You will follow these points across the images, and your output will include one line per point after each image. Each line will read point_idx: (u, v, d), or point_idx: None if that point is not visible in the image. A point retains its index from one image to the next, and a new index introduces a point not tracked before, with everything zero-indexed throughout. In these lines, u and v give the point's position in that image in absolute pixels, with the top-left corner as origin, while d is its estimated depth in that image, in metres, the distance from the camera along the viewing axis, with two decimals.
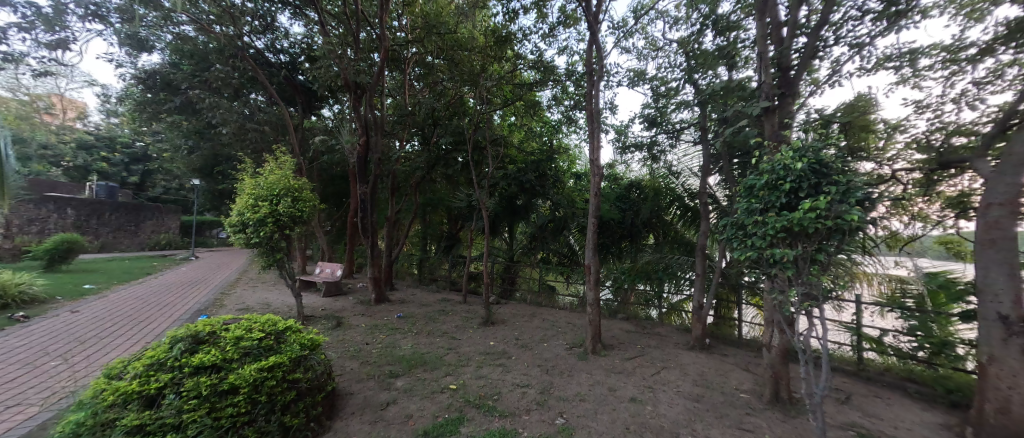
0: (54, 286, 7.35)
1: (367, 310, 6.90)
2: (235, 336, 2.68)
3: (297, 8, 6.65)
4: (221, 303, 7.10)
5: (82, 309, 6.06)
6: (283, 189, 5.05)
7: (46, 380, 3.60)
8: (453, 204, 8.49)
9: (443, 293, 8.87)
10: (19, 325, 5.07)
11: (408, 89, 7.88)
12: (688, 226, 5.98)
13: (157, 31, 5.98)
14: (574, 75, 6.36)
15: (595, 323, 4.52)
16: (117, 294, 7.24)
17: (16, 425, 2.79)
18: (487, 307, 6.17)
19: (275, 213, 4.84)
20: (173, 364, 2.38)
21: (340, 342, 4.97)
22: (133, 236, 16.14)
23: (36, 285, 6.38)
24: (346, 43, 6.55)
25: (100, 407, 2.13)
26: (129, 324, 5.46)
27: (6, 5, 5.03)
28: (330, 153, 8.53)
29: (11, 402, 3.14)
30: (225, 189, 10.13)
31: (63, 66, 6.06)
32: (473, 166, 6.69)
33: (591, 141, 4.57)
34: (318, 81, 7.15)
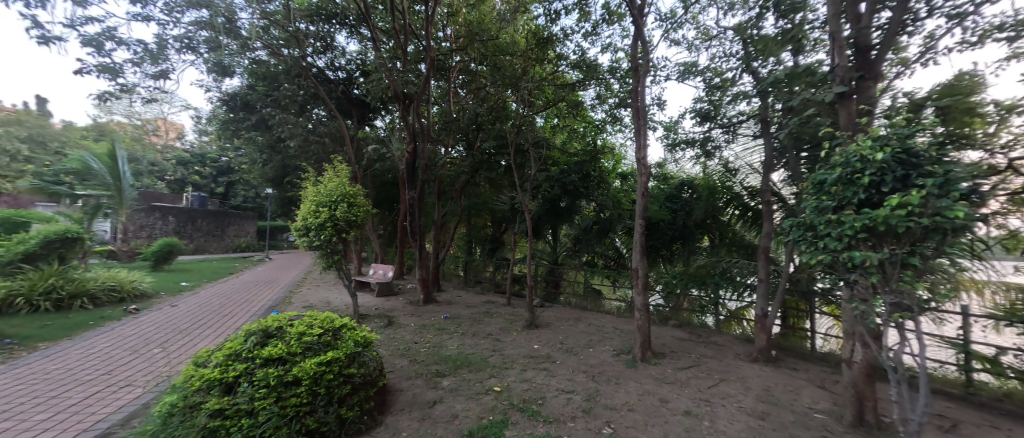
0: (159, 283, 8.55)
1: (416, 310, 7.19)
2: (298, 331, 2.91)
3: (352, 27, 7.16)
4: (289, 300, 7.81)
5: (179, 303, 6.99)
6: (339, 196, 5.42)
7: (150, 364, 4.20)
8: (496, 207, 8.60)
9: (488, 295, 9.01)
10: (133, 316, 5.98)
11: (453, 97, 8.13)
12: (747, 227, 5.51)
13: (237, 57, 6.74)
14: (619, 72, 6.16)
15: (644, 329, 4.30)
16: (207, 291, 8.27)
17: (127, 403, 3.29)
18: (532, 310, 6.14)
19: (333, 218, 5.21)
20: (247, 355, 2.64)
21: (391, 340, 5.22)
22: (219, 240, 18.34)
23: (145, 282, 7.46)
24: (395, 56, 6.91)
25: (189, 391, 2.43)
26: (215, 318, 6.19)
27: (123, 45, 5.95)
28: (382, 160, 9.05)
29: (123, 383, 3.70)
30: (293, 196, 11.16)
31: (165, 94, 7.05)
32: (516, 169, 6.72)
33: (637, 139, 4.38)
34: (371, 94, 7.63)
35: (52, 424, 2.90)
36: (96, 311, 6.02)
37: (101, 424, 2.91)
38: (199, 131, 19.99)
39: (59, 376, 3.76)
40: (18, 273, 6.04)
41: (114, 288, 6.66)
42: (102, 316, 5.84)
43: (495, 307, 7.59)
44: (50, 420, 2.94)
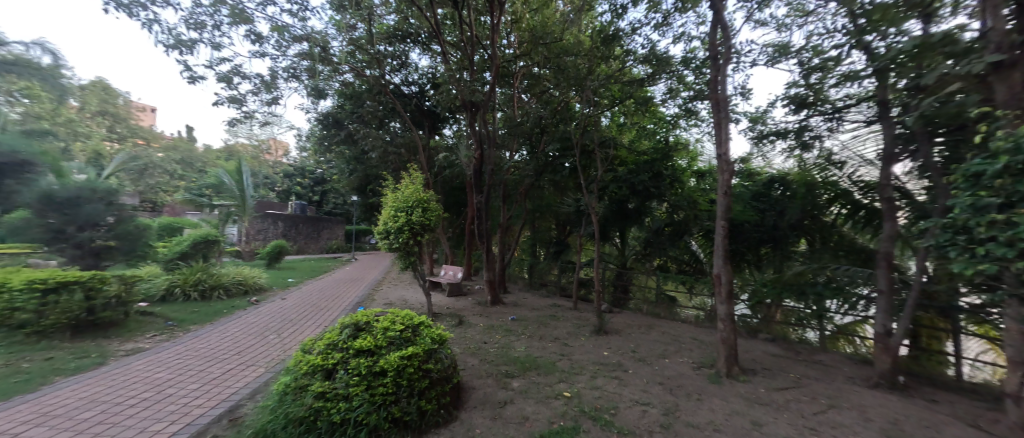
0: (272, 279, 10.02)
1: (484, 310, 7.42)
2: (383, 326, 3.18)
3: (424, 44, 7.68)
4: (372, 297, 8.62)
5: (287, 297, 8.14)
6: (415, 201, 5.81)
7: (267, 348, 4.96)
8: (561, 210, 8.52)
9: (553, 299, 8.96)
10: (254, 306, 7.10)
11: (516, 102, 8.26)
12: (859, 229, 4.70)
13: (330, 81, 7.63)
14: (694, 63, 5.71)
15: (729, 342, 3.90)
16: (307, 287, 9.51)
17: (252, 380, 3.94)
18: (599, 315, 5.95)
19: (410, 222, 5.62)
20: (343, 346, 2.96)
21: (463, 339, 5.44)
22: (316, 242, 20.95)
23: (262, 277, 8.79)
24: (463, 67, 7.22)
25: (298, 373, 2.80)
26: (315, 311, 7.08)
27: (246, 79, 7.11)
28: (451, 167, 9.53)
29: (249, 362, 4.43)
30: (374, 202, 12.29)
31: (275, 117, 8.26)
32: (581, 170, 6.56)
33: (718, 132, 4.00)
34: (442, 104, 8.09)
35: (201, 393, 3.58)
36: (227, 301, 7.25)
37: (234, 397, 3.51)
38: (300, 148, 23.09)
39: (205, 354, 4.62)
40: (176, 268, 7.53)
41: (239, 282, 7.95)
42: (232, 305, 7.02)
43: (561, 311, 7.51)
44: (199, 390, 3.63)
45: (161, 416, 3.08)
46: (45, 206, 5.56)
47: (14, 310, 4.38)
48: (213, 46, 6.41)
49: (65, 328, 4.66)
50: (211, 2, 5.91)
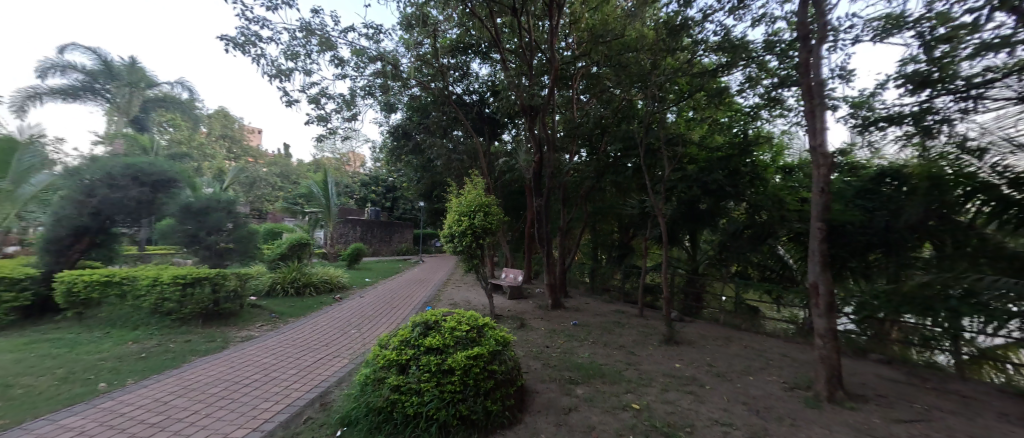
0: (352, 278, 11.06)
1: (545, 314, 7.39)
2: (451, 326, 3.32)
3: (485, 53, 8.02)
4: (439, 298, 9.08)
5: (365, 295, 8.93)
6: (477, 206, 6.00)
7: (350, 341, 5.48)
8: (624, 212, 8.19)
9: (617, 305, 8.61)
10: (337, 303, 7.90)
11: (576, 104, 8.15)
12: (1009, 231, 3.81)
13: (400, 96, 8.23)
14: (778, 46, 5.12)
15: (830, 361, 3.39)
16: (381, 286, 10.32)
17: (338, 369, 4.39)
18: (669, 324, 5.58)
19: (473, 225, 5.81)
20: (415, 343, 3.15)
21: (525, 342, 5.47)
22: (388, 245, 22.71)
23: (344, 277, 9.74)
24: (522, 73, 7.31)
25: (376, 366, 3.04)
26: (388, 309, 7.66)
27: (331, 99, 7.97)
28: (512, 172, 9.69)
29: (335, 353, 4.94)
30: (440, 207, 12.96)
31: (354, 132, 9.14)
32: (646, 170, 6.24)
33: (811, 122, 3.53)
34: (501, 111, 8.28)
35: (298, 378, 4.09)
36: (317, 297, 8.16)
37: (322, 385, 3.92)
38: (374, 159, 25.30)
39: (300, 344, 5.25)
40: (277, 267, 8.67)
41: (326, 280, 8.90)
42: (320, 301, 7.89)
43: (626, 318, 7.19)
44: (295, 376, 4.12)
45: (267, 397, 3.56)
46: (185, 215, 6.78)
47: (164, 299, 5.39)
48: (305, 73, 7.31)
49: (198, 316, 5.62)
50: (304, 34, 6.75)
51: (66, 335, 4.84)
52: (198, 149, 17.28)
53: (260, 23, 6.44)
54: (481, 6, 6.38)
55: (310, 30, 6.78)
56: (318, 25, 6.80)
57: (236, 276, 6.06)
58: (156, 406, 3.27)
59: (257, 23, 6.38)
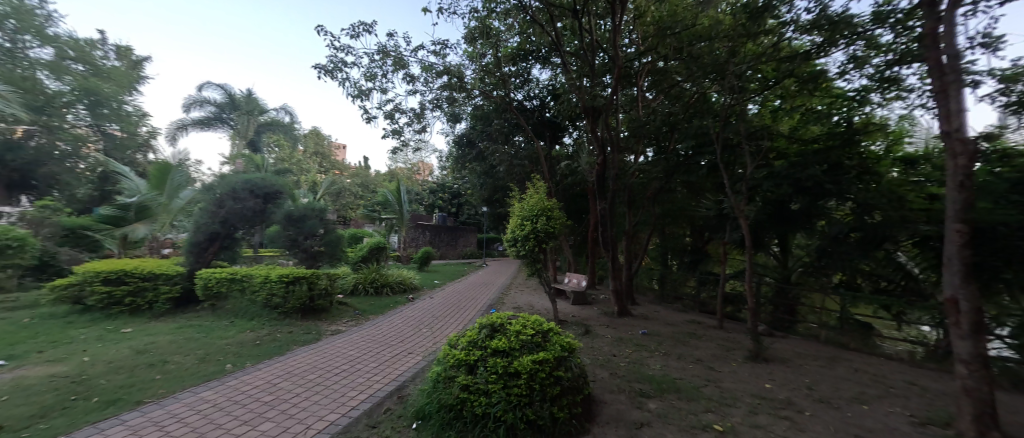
0: (423, 280, 11.80)
1: (611, 321, 7.10)
2: (516, 330, 3.34)
3: (545, 59, 8.04)
4: (502, 301, 9.26)
5: (434, 297, 9.45)
6: (539, 210, 5.98)
7: (422, 339, 5.83)
8: (698, 214, 7.57)
9: (692, 315, 7.96)
10: (410, 303, 8.48)
11: (641, 102, 7.78)
12: None
13: (464, 107, 8.61)
14: (892, 17, 4.34)
15: (978, 395, 2.74)
16: (449, 288, 10.85)
17: (412, 365, 4.70)
18: (755, 338, 5.00)
19: (535, 230, 5.80)
20: (482, 344, 3.23)
21: (590, 349, 5.31)
22: (454, 248, 23.81)
23: (415, 278, 10.44)
24: (584, 74, 7.19)
25: (446, 365, 3.19)
26: (455, 310, 8.01)
27: (404, 113, 8.63)
28: (574, 175, 9.52)
29: (409, 350, 5.30)
30: (502, 212, 13.25)
31: (424, 143, 9.77)
32: (723, 168, 5.70)
33: (943, 104, 2.91)
34: (563, 114, 8.22)
35: (378, 371, 4.45)
36: (393, 297, 8.85)
37: (399, 379, 4.23)
38: (441, 167, 26.78)
39: (379, 339, 5.73)
40: (359, 269, 9.59)
41: (400, 281, 9.62)
42: (395, 301, 8.53)
43: (702, 329, 6.61)
44: (376, 369, 4.50)
45: (352, 387, 3.94)
46: (288, 223, 7.73)
47: (272, 295, 6.28)
48: (381, 91, 8.03)
49: (297, 310, 6.43)
50: (381, 56, 7.44)
51: (203, 322, 5.87)
52: (296, 164, 19.93)
53: (346, 50, 7.23)
54: (542, 11, 6.43)
55: (386, 52, 7.44)
56: (393, 47, 7.45)
57: (326, 276, 6.82)
58: (266, 388, 3.81)
59: (343, 51, 7.19)
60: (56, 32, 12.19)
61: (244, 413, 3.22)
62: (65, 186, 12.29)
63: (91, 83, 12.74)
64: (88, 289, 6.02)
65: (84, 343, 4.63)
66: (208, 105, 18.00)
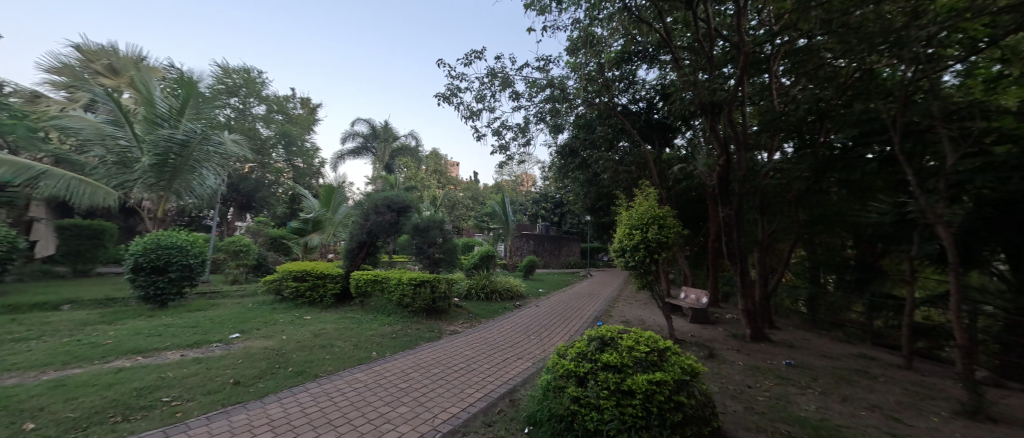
0: (529, 288, 12.15)
1: (742, 346, 6.14)
2: (628, 345, 3.14)
3: (653, 57, 7.55)
4: (609, 314, 8.88)
5: (540, 305, 9.63)
6: (650, 218, 5.37)
7: (530, 346, 5.99)
8: (864, 220, 6.04)
9: (858, 347, 6.33)
10: (517, 310, 8.81)
11: (776, 90, 6.65)
12: None
13: (567, 118, 8.67)
14: None
15: None
16: (554, 298, 10.92)
17: (523, 370, 4.85)
18: (969, 387, 3.69)
19: (645, 239, 5.23)
20: (592, 357, 3.14)
21: (717, 376, 4.68)
22: (557, 257, 23.95)
23: (522, 286, 10.82)
24: (700, 68, 6.53)
25: (555, 374, 3.19)
26: (561, 319, 7.99)
27: (510, 129, 9.13)
28: (689, 179, 8.63)
29: (519, 355, 5.50)
30: (607, 220, 12.81)
31: (528, 156, 10.11)
32: (902, 160, 4.46)
33: None
34: (674, 114, 7.58)
35: (493, 373, 4.73)
36: (501, 303, 9.33)
37: (511, 382, 4.41)
38: (544, 177, 27.37)
39: (491, 342, 6.11)
40: (472, 275, 10.41)
41: (508, 288, 10.12)
42: (504, 306, 8.98)
43: (877, 368, 5.18)
44: (489, 371, 4.79)
45: (469, 385, 4.27)
46: (415, 235, 8.94)
47: (404, 295, 7.27)
48: (490, 110, 8.69)
49: (423, 310, 7.31)
50: (490, 78, 8.07)
51: (355, 315, 7.16)
52: (419, 182, 22.85)
53: (460, 78, 8.05)
54: (650, 9, 6.10)
55: (494, 74, 8.05)
56: (500, 68, 8.01)
57: (445, 280, 7.58)
58: (401, 376, 4.42)
59: (458, 78, 8.04)
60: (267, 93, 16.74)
61: (386, 395, 3.81)
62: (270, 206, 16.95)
63: (286, 128, 16.98)
64: (285, 283, 7.96)
65: (282, 325, 6.12)
66: (358, 137, 22.12)
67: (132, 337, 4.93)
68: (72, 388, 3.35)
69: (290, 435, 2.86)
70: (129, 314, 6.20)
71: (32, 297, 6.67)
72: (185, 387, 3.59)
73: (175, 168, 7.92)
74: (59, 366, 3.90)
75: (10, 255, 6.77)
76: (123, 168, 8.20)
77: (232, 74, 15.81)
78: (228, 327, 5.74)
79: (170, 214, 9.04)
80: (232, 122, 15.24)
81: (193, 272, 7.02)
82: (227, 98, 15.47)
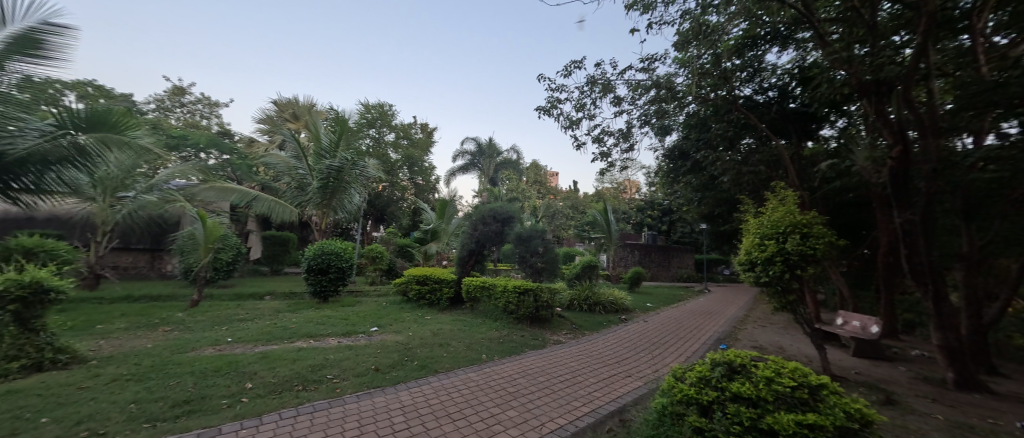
0: (635, 301, 11.40)
1: (940, 394, 4.64)
2: (766, 375, 2.49)
3: (787, 36, 6.43)
4: (734, 336, 7.73)
5: (649, 321, 8.94)
6: (789, 225, 3.95)
7: (641, 364, 5.59)
8: None
9: None
10: (623, 324, 8.35)
11: (984, 53, 4.97)
12: None
13: (676, 118, 8.00)
14: None
15: None
16: (664, 313, 10.04)
17: (635, 389, 4.55)
18: None
19: (783, 251, 3.85)
20: (717, 384, 2.60)
21: (900, 429, 3.62)
22: (667, 270, 22.03)
23: (627, 299, 10.23)
24: (857, 40, 5.29)
25: (672, 399, 2.75)
26: (675, 338, 7.26)
27: (611, 135, 8.86)
28: (843, 177, 7.02)
29: (630, 372, 5.18)
30: (727, 229, 11.29)
31: (631, 161, 9.63)
32: None
33: None
34: (818, 100, 6.30)
35: (601, 387, 4.55)
36: (605, 316, 8.98)
37: (620, 400, 4.15)
38: (649, 183, 25.67)
39: (597, 356, 5.90)
40: (574, 285, 10.26)
41: (612, 301, 9.69)
42: (608, 320, 8.64)
43: None
44: (595, 385, 4.61)
45: (576, 397, 4.18)
46: (519, 244, 9.17)
47: (509, 302, 7.59)
48: (590, 118, 8.56)
49: (528, 318, 7.52)
50: (589, 86, 7.99)
51: (467, 318, 7.77)
52: (521, 193, 23.77)
53: (560, 89, 8.19)
54: None
55: (594, 81, 7.93)
56: (601, 75, 7.86)
57: (548, 290, 7.62)
58: (508, 380, 4.59)
59: (558, 90, 8.18)
60: (395, 122, 19.70)
61: (495, 397, 4.00)
62: (397, 219, 19.78)
63: (409, 152, 19.70)
64: (410, 286, 9.13)
65: (408, 322, 7.02)
66: (467, 155, 24.14)
67: (306, 324, 6.27)
68: (272, 360, 4.42)
69: (416, 423, 3.22)
70: (304, 305, 7.90)
71: (247, 289, 9.06)
72: (341, 368, 4.38)
73: (333, 189, 9.90)
74: (264, 342, 5.19)
75: (236, 258, 9.36)
76: (301, 191, 10.60)
77: (371, 109, 19.06)
78: (370, 321, 6.84)
79: (329, 226, 11.29)
80: (370, 149, 18.38)
81: (345, 274, 8.57)
82: (367, 130, 18.73)
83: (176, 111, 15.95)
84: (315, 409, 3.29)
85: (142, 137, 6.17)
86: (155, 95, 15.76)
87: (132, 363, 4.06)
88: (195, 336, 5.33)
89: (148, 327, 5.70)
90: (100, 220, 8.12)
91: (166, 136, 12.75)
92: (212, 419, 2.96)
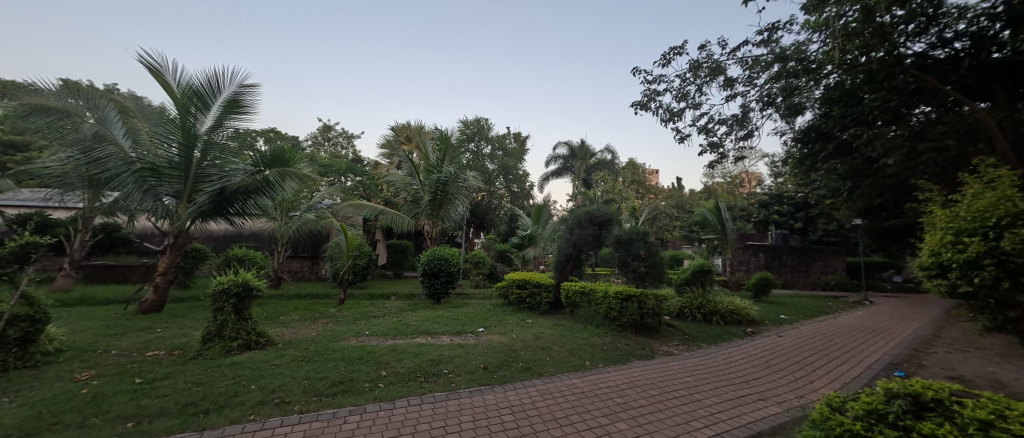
0: (763, 312, 9.77)
1: None
2: (980, 416, 1.72)
3: None
4: (913, 361, 6.00)
5: (784, 336, 7.54)
6: (1005, 211, 2.74)
7: (776, 387, 4.72)
8: None
9: None
10: (749, 339, 7.22)
11: None
12: None
13: (811, 93, 6.71)
14: None
15: None
16: (805, 328, 8.34)
17: (773, 416, 3.83)
18: None
19: (997, 250, 2.67)
20: (899, 421, 1.90)
21: None
22: (804, 276, 18.43)
23: (753, 309, 8.84)
24: None
25: (826, 432, 2.11)
26: (824, 359, 5.94)
27: (722, 123, 7.85)
28: None
29: (763, 396, 4.40)
30: (893, 224, 8.93)
31: (749, 151, 8.38)
32: None
33: None
34: None
35: (726, 409, 3.97)
36: (725, 327, 7.92)
37: (752, 426, 3.55)
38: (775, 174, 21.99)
39: (717, 373, 5.19)
40: (684, 292, 9.34)
41: (732, 310, 8.49)
42: (729, 332, 7.59)
43: None
44: (719, 406, 4.04)
45: (695, 417, 3.72)
46: (619, 247, 8.75)
47: (610, 309, 7.27)
48: (695, 107, 7.74)
49: (632, 326, 7.07)
50: (693, 71, 7.25)
51: (567, 323, 7.70)
52: (617, 194, 22.77)
53: (657, 80, 7.62)
54: None
55: (699, 66, 7.17)
56: (707, 58, 7.06)
57: (654, 297, 7.08)
58: (616, 390, 4.36)
59: (655, 82, 7.61)
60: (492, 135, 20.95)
61: (603, 407, 3.83)
62: (497, 225, 20.86)
63: (505, 161, 20.75)
64: (511, 289, 9.48)
65: (511, 325, 7.30)
66: (560, 159, 24.31)
67: (424, 322, 7.03)
68: (400, 352, 5.06)
69: (524, 423, 3.29)
70: (421, 305, 8.90)
71: (377, 290, 10.61)
72: (455, 365, 4.76)
73: (441, 201, 10.98)
74: (393, 337, 5.98)
75: (368, 264, 11.02)
76: (415, 205, 11.97)
77: (470, 125, 20.76)
78: (477, 322, 7.32)
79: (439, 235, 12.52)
80: (471, 162, 19.88)
81: (454, 277, 9.36)
82: (467, 144, 20.37)
83: (325, 144, 19.81)
84: (436, 400, 3.65)
85: (305, 167, 7.75)
86: (311, 133, 19.81)
87: (304, 347, 5.11)
88: (344, 328, 6.43)
89: (311, 319, 7.10)
90: (280, 234, 10.47)
91: (319, 165, 15.92)
92: (358, 399, 3.51)
